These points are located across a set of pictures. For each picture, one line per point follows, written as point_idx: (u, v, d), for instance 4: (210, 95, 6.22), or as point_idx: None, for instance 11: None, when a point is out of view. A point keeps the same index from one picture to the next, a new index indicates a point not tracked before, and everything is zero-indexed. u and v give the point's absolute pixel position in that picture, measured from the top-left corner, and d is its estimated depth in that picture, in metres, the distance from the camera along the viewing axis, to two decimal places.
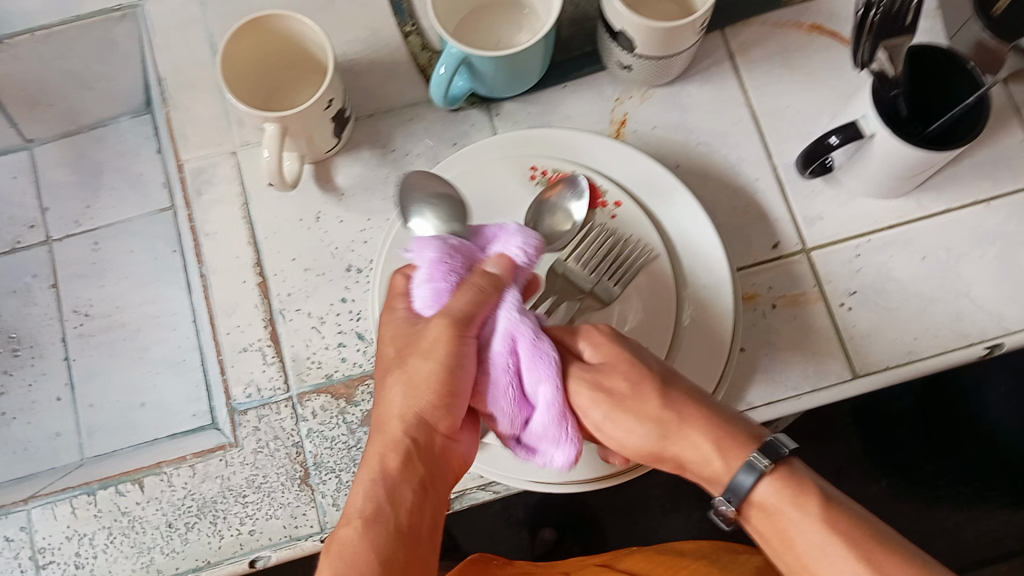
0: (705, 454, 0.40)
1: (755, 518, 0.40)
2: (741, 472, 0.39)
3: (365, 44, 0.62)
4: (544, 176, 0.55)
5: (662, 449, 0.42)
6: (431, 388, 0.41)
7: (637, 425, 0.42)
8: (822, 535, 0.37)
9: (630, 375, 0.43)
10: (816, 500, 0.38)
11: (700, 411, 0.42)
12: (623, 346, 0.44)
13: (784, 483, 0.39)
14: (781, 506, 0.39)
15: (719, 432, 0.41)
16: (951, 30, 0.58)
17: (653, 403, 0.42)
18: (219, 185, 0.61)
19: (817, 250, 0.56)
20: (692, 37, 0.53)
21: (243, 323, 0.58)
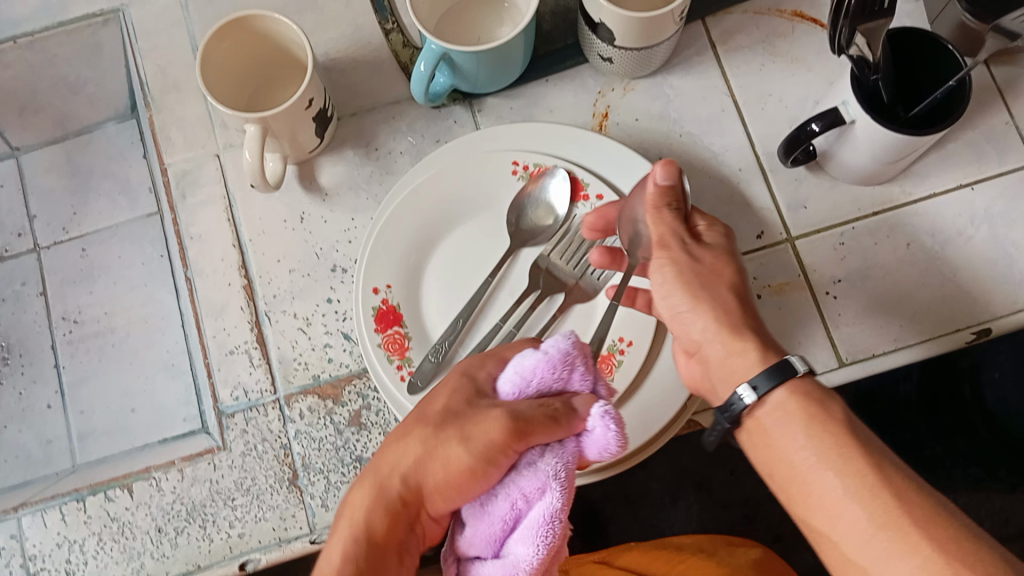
0: (739, 345, 0.41)
1: (758, 434, 0.39)
2: (762, 376, 0.38)
3: (345, 40, 0.62)
4: (526, 171, 0.54)
5: (708, 327, 0.42)
6: (448, 469, 0.41)
7: (701, 303, 0.42)
8: (831, 436, 0.36)
9: (718, 258, 0.44)
10: (835, 409, 0.37)
11: (759, 324, 0.42)
12: (729, 248, 0.45)
13: (801, 388, 0.38)
14: (796, 411, 0.37)
15: (766, 343, 0.40)
16: (933, 13, 0.58)
17: (726, 288, 0.43)
18: (204, 187, 0.61)
19: (801, 238, 0.56)
20: (672, 27, 0.53)
21: (230, 325, 0.58)
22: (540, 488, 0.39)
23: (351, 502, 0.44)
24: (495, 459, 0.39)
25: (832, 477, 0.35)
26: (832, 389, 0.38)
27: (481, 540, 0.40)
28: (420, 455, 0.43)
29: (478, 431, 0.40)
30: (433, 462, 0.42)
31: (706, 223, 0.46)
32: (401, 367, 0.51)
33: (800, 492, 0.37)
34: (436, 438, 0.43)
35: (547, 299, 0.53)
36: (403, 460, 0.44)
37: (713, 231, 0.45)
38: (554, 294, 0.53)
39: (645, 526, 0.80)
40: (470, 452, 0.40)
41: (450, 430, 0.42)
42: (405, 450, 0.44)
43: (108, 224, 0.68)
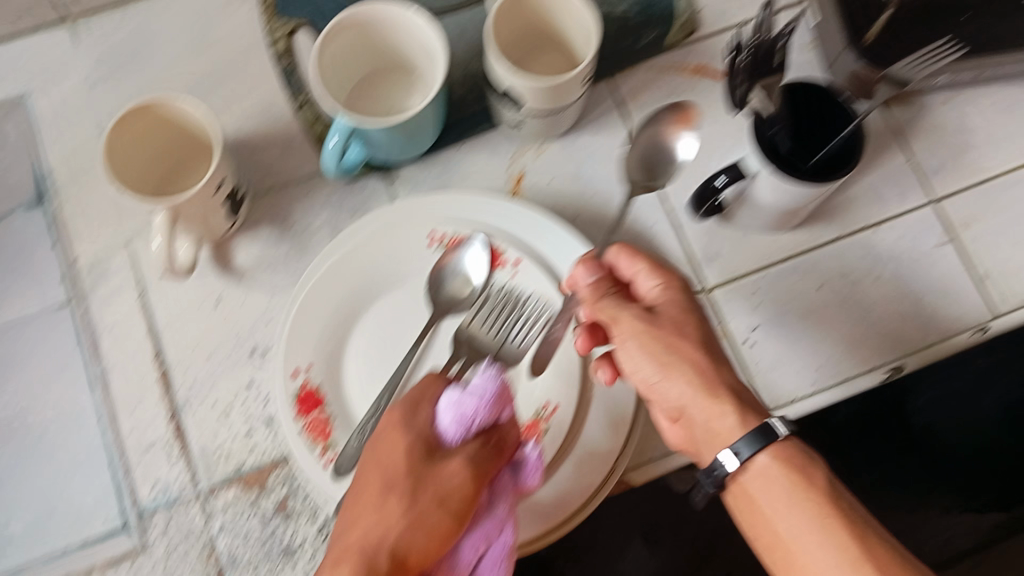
0: (721, 393, 0.42)
1: (742, 491, 0.42)
2: (746, 442, 0.40)
3: (255, 118, 0.61)
4: (442, 242, 0.54)
5: (697, 392, 0.42)
6: (427, 535, 0.43)
7: (672, 370, 0.43)
8: (816, 512, 0.39)
9: (685, 322, 0.45)
10: (820, 478, 0.40)
11: (724, 367, 0.43)
12: (679, 294, 0.46)
13: (789, 454, 0.40)
14: (781, 477, 0.40)
15: (742, 405, 0.42)
16: (829, 61, 0.59)
17: (690, 347, 0.44)
18: (115, 276, 0.59)
19: (719, 288, 0.57)
20: (579, 88, 0.54)
21: (148, 418, 0.56)
22: (499, 530, 0.45)
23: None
24: (465, 509, 0.44)
25: (819, 552, 0.38)
26: (814, 454, 0.41)
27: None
28: (392, 526, 0.44)
29: (450, 488, 0.44)
30: (404, 532, 0.43)
31: (654, 274, 0.47)
32: (325, 454, 0.50)
33: (782, 555, 0.40)
34: (401, 504, 0.44)
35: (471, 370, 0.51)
36: (371, 533, 0.44)
37: (662, 289, 0.47)
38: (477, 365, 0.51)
39: None
40: (448, 511, 0.44)
41: (415, 491, 0.44)
42: (370, 522, 0.44)
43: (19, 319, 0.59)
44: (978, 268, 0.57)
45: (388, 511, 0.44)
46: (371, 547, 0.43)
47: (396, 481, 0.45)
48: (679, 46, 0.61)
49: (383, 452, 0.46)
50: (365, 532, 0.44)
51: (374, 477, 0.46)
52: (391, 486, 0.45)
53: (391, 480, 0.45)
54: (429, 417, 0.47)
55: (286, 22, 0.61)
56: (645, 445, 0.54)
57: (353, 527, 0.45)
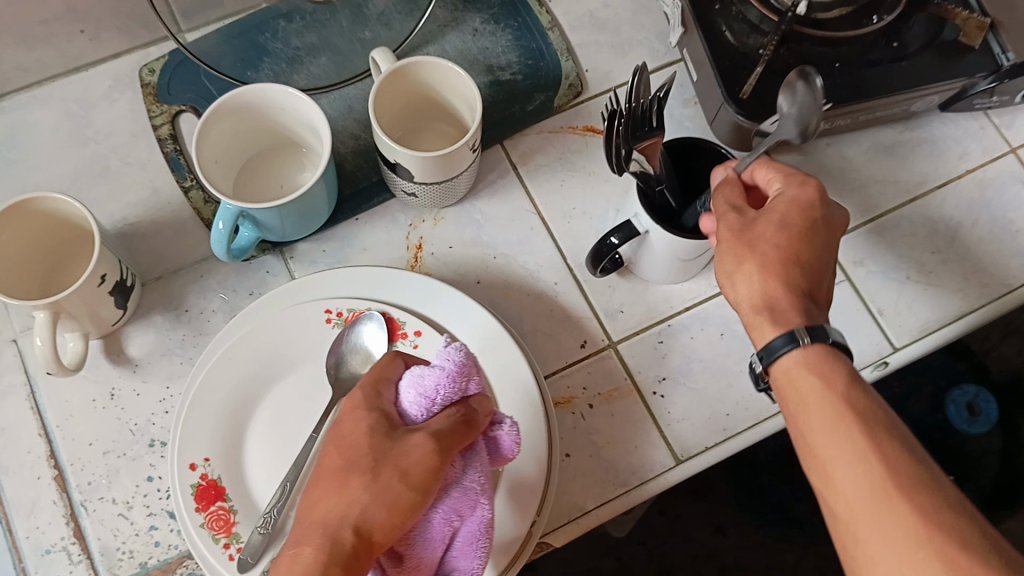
0: (779, 293, 0.43)
1: (782, 386, 0.43)
2: (783, 338, 0.42)
3: (145, 203, 0.60)
4: (340, 318, 0.53)
5: (771, 289, 0.43)
6: (391, 510, 0.40)
7: (740, 268, 0.45)
8: (838, 409, 0.39)
9: (794, 213, 0.45)
10: (843, 374, 0.41)
11: (804, 238, 0.45)
12: (781, 196, 0.46)
13: (816, 355, 0.41)
14: (810, 373, 0.41)
15: (800, 300, 0.43)
16: (710, 115, 0.62)
17: (771, 233, 0.45)
18: (0, 377, 0.56)
19: (623, 342, 0.57)
20: (469, 156, 0.54)
21: (43, 522, 0.54)
22: (473, 505, 0.43)
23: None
24: (429, 480, 0.41)
25: (838, 450, 0.38)
26: (842, 355, 0.42)
27: (429, 556, 0.43)
28: (355, 504, 0.41)
29: (411, 458, 0.41)
30: (365, 509, 0.40)
31: (783, 178, 0.47)
32: (228, 545, 0.49)
33: (809, 456, 0.40)
34: (362, 482, 0.41)
35: None
36: (332, 512, 0.41)
37: (789, 186, 0.47)
38: None
39: None
40: (412, 486, 0.41)
41: (377, 465, 0.41)
42: (332, 499, 0.41)
43: None
44: (870, 306, 0.59)
45: (349, 487, 0.41)
46: (332, 525, 0.40)
47: (358, 457, 0.42)
48: (566, 109, 0.63)
49: (346, 428, 0.43)
50: (328, 509, 0.41)
51: (336, 456, 0.43)
52: (351, 466, 0.42)
53: (351, 459, 0.42)
54: (393, 399, 0.45)
55: (168, 107, 0.62)
56: (563, 507, 0.53)
57: (314, 507, 0.42)
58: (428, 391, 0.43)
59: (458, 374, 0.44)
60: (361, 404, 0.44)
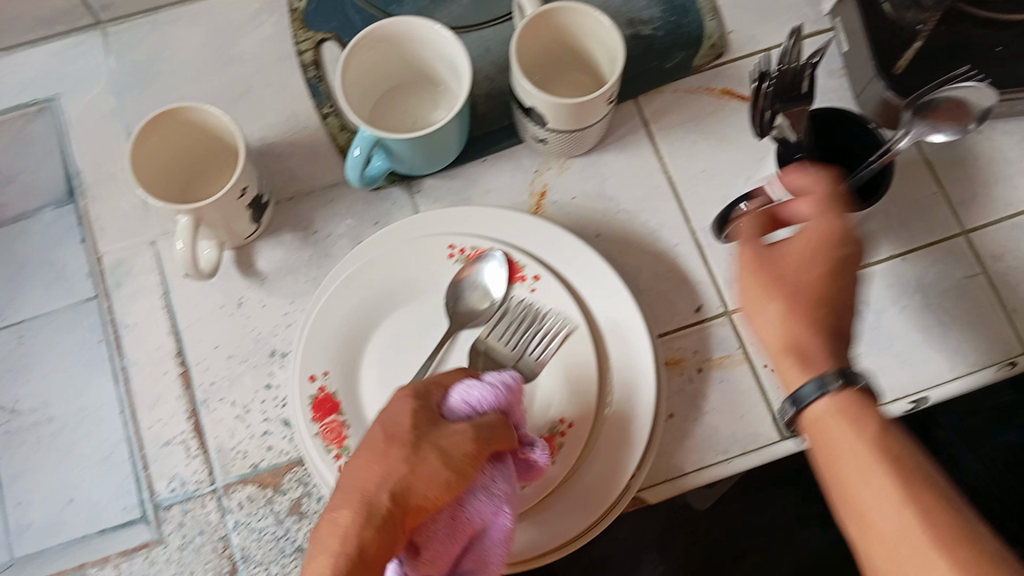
0: (806, 335, 0.41)
1: (811, 429, 0.40)
2: (810, 383, 0.39)
3: (282, 125, 0.62)
4: (462, 254, 0.54)
5: (794, 326, 0.42)
6: (432, 483, 0.40)
7: (773, 295, 0.43)
8: (866, 451, 0.37)
9: (821, 248, 0.43)
10: (874, 423, 0.38)
11: (832, 260, 0.43)
12: (819, 215, 0.44)
13: (850, 404, 0.39)
14: (839, 422, 0.38)
15: (831, 350, 0.41)
16: (857, 89, 0.59)
17: (791, 265, 0.43)
18: (139, 276, 0.60)
19: (739, 312, 0.56)
20: (602, 109, 0.54)
21: (166, 415, 0.57)
22: (498, 509, 0.43)
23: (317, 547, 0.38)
24: (471, 461, 0.42)
25: (864, 489, 0.36)
26: (874, 407, 0.39)
27: (443, 554, 0.42)
28: (394, 472, 0.40)
29: (453, 443, 0.42)
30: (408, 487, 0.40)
31: (828, 177, 0.46)
32: (338, 456, 0.51)
33: (832, 481, 0.38)
34: (403, 454, 0.41)
35: None
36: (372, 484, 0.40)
37: (819, 215, 0.44)
38: None
39: None
40: (448, 464, 0.41)
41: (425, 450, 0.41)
42: (373, 474, 0.41)
43: (44, 310, 0.61)
44: (1005, 303, 0.57)
45: (391, 467, 0.41)
46: (372, 501, 0.39)
47: (400, 440, 0.42)
48: (705, 69, 0.61)
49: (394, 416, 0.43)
50: (369, 480, 0.40)
51: (375, 440, 0.43)
52: (393, 440, 0.42)
53: (395, 434, 0.42)
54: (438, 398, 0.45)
55: (314, 34, 0.63)
56: (662, 466, 0.54)
57: (351, 481, 0.41)
58: (481, 397, 0.45)
59: (507, 392, 0.46)
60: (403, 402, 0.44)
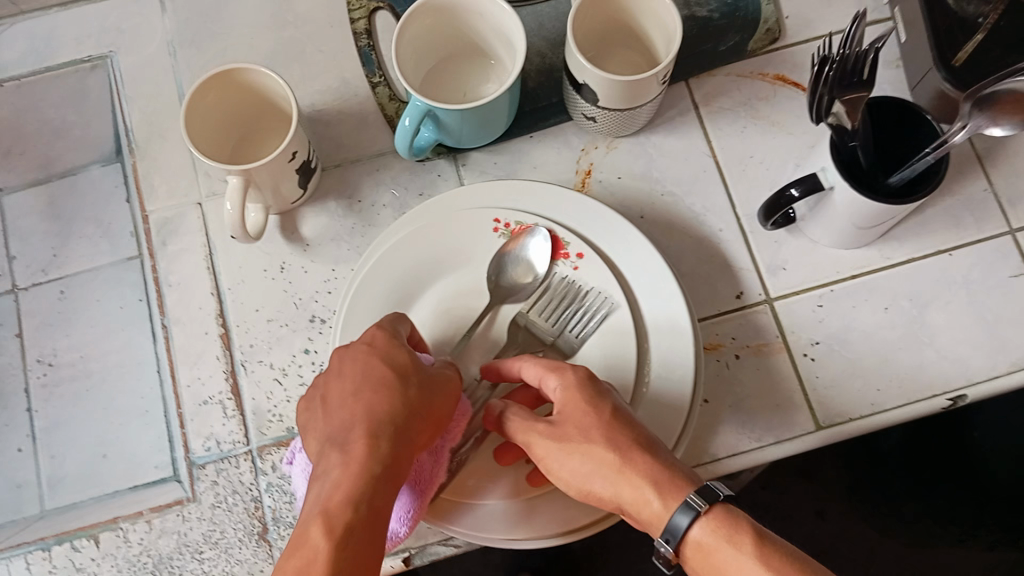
0: (632, 488, 0.40)
1: (692, 560, 0.39)
2: (679, 513, 0.38)
3: (332, 93, 0.63)
4: (506, 229, 0.54)
5: (616, 480, 0.41)
6: (438, 418, 0.44)
7: (592, 479, 0.42)
8: (756, 573, 0.36)
9: (579, 407, 0.43)
10: (751, 538, 0.37)
11: (647, 456, 0.41)
12: (587, 393, 0.44)
13: (719, 523, 0.38)
14: (714, 547, 0.38)
15: (660, 479, 0.40)
16: (914, 80, 0.59)
17: (600, 448, 0.41)
18: (184, 235, 0.61)
19: (781, 300, 0.56)
20: (656, 88, 0.53)
21: (205, 374, 0.58)
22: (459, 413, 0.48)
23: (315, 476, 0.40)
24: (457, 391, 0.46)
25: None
26: (743, 514, 0.38)
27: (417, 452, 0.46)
28: (412, 408, 0.42)
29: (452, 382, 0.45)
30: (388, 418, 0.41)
31: (552, 372, 0.45)
32: None
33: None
34: (413, 392, 0.43)
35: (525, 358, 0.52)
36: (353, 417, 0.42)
37: (561, 386, 0.44)
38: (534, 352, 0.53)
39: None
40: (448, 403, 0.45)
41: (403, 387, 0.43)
42: (361, 408, 0.42)
43: (89, 266, 0.67)
44: None
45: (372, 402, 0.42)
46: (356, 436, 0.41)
47: (378, 379, 0.43)
48: (759, 54, 0.61)
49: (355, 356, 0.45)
50: (359, 409, 0.42)
51: (345, 380, 0.44)
52: (400, 377, 0.43)
53: (399, 372, 0.43)
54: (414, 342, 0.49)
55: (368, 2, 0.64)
56: (696, 451, 0.53)
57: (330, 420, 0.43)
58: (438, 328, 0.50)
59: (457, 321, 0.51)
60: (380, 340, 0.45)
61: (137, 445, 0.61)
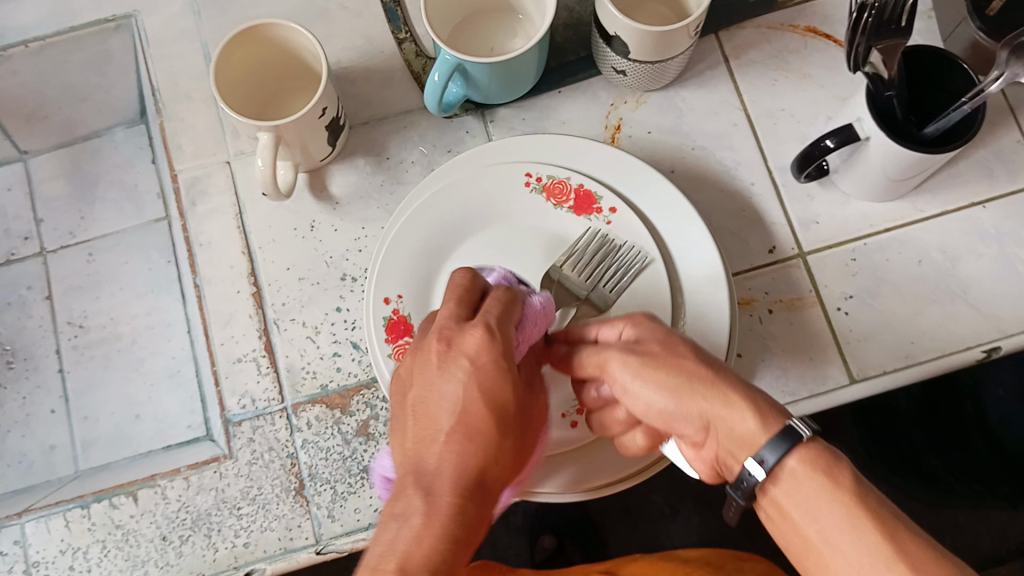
0: (730, 409, 0.39)
1: (778, 489, 0.38)
2: (777, 440, 0.37)
3: (359, 50, 0.62)
4: (539, 183, 0.54)
5: (702, 406, 0.40)
6: (488, 408, 0.39)
7: (677, 395, 0.40)
8: (847, 515, 0.35)
9: (658, 339, 0.42)
10: (848, 477, 0.36)
11: (733, 379, 0.40)
12: (657, 326, 0.43)
13: (815, 456, 0.37)
14: (809, 482, 0.37)
15: (757, 399, 0.39)
16: (946, 31, 0.58)
17: (689, 364, 0.41)
18: (214, 195, 0.61)
19: (813, 254, 0.56)
20: (686, 41, 0.53)
21: (238, 333, 0.58)
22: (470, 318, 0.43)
23: (429, 445, 0.38)
24: (496, 367, 0.40)
25: (851, 547, 0.35)
26: (841, 451, 0.37)
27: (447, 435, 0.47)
28: (456, 394, 0.39)
29: (474, 352, 0.40)
30: (503, 412, 0.39)
31: (624, 320, 0.44)
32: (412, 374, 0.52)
33: (807, 543, 0.37)
34: (459, 372, 0.40)
35: (559, 315, 0.52)
36: (473, 391, 0.39)
37: (631, 326, 0.44)
38: (568, 307, 0.52)
39: (647, 539, 0.86)
40: (500, 390, 0.39)
41: (515, 377, 0.40)
42: (442, 397, 0.39)
43: (114, 229, 0.68)
44: None
45: (487, 389, 0.39)
46: (474, 414, 0.39)
47: (492, 367, 0.40)
48: (790, 6, 0.60)
49: (469, 334, 0.40)
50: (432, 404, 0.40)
51: (455, 364, 0.40)
52: (445, 354, 0.40)
53: (444, 350, 0.40)
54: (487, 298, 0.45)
55: None
56: None
57: (433, 401, 0.40)
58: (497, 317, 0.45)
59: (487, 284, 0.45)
60: (487, 312, 0.41)
61: (170, 406, 0.62)
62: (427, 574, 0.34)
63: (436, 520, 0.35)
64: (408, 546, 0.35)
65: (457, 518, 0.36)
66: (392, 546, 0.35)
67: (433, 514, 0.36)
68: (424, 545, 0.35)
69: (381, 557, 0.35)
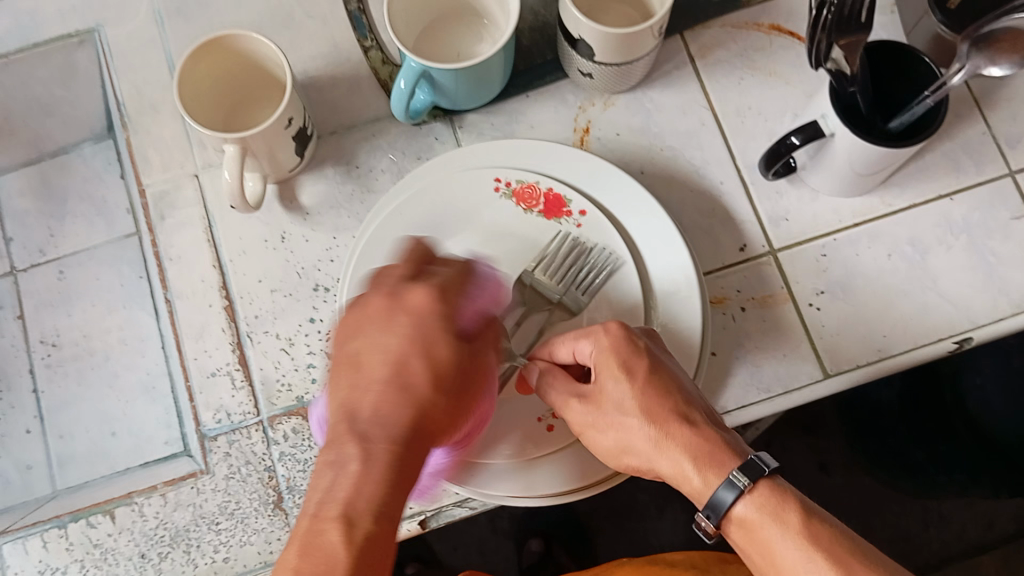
0: (671, 464, 0.40)
1: (735, 533, 0.38)
2: (721, 490, 0.38)
3: (325, 59, 0.62)
4: (508, 188, 0.54)
5: (646, 457, 0.41)
6: (422, 360, 0.41)
7: (625, 447, 0.42)
8: (800, 553, 0.36)
9: (613, 370, 0.42)
10: (797, 515, 0.37)
11: (683, 432, 0.40)
12: (625, 356, 0.43)
13: (763, 499, 0.37)
14: (761, 525, 0.37)
15: (700, 455, 0.39)
16: (908, 25, 0.58)
17: (636, 424, 0.41)
18: (183, 209, 0.60)
19: (784, 250, 0.56)
20: (651, 41, 0.52)
21: (211, 347, 0.57)
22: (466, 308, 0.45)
23: (366, 392, 0.40)
24: (434, 318, 0.42)
25: None
26: (790, 487, 0.38)
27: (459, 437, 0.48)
28: (397, 346, 0.41)
29: (416, 309, 0.42)
30: (438, 366, 0.41)
31: (588, 339, 0.44)
32: None
33: None
34: (403, 324, 0.42)
35: (532, 318, 0.52)
36: (410, 337, 0.42)
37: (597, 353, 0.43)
38: (540, 312, 0.52)
39: (633, 539, 0.86)
40: (443, 344, 0.42)
41: (451, 332, 0.42)
42: (385, 346, 0.42)
43: (86, 245, 0.67)
44: None
45: (423, 343, 0.41)
46: (409, 367, 0.41)
47: (432, 323, 0.42)
48: (754, 4, 0.61)
49: (415, 292, 0.43)
50: (372, 357, 0.41)
51: (395, 317, 0.42)
52: (393, 308, 0.43)
53: (392, 303, 0.43)
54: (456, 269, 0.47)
55: None
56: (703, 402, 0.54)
57: (371, 353, 0.42)
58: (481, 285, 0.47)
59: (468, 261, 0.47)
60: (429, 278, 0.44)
61: (146, 423, 0.61)
62: (368, 515, 0.37)
63: (372, 463, 0.38)
64: (350, 493, 0.37)
65: (394, 461, 0.38)
66: (333, 490, 0.37)
67: (370, 459, 0.38)
68: (363, 489, 0.37)
69: (322, 504, 0.37)
